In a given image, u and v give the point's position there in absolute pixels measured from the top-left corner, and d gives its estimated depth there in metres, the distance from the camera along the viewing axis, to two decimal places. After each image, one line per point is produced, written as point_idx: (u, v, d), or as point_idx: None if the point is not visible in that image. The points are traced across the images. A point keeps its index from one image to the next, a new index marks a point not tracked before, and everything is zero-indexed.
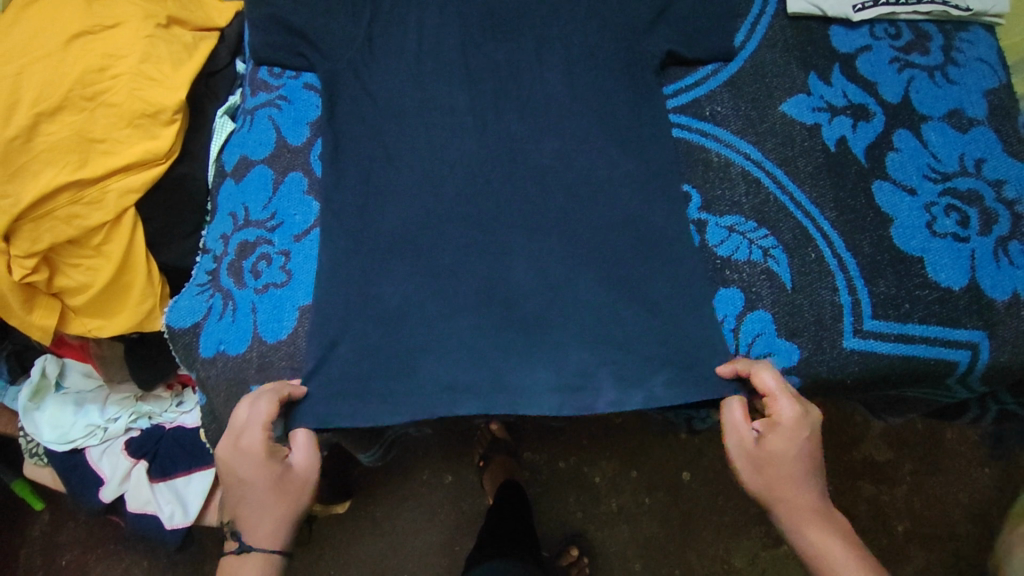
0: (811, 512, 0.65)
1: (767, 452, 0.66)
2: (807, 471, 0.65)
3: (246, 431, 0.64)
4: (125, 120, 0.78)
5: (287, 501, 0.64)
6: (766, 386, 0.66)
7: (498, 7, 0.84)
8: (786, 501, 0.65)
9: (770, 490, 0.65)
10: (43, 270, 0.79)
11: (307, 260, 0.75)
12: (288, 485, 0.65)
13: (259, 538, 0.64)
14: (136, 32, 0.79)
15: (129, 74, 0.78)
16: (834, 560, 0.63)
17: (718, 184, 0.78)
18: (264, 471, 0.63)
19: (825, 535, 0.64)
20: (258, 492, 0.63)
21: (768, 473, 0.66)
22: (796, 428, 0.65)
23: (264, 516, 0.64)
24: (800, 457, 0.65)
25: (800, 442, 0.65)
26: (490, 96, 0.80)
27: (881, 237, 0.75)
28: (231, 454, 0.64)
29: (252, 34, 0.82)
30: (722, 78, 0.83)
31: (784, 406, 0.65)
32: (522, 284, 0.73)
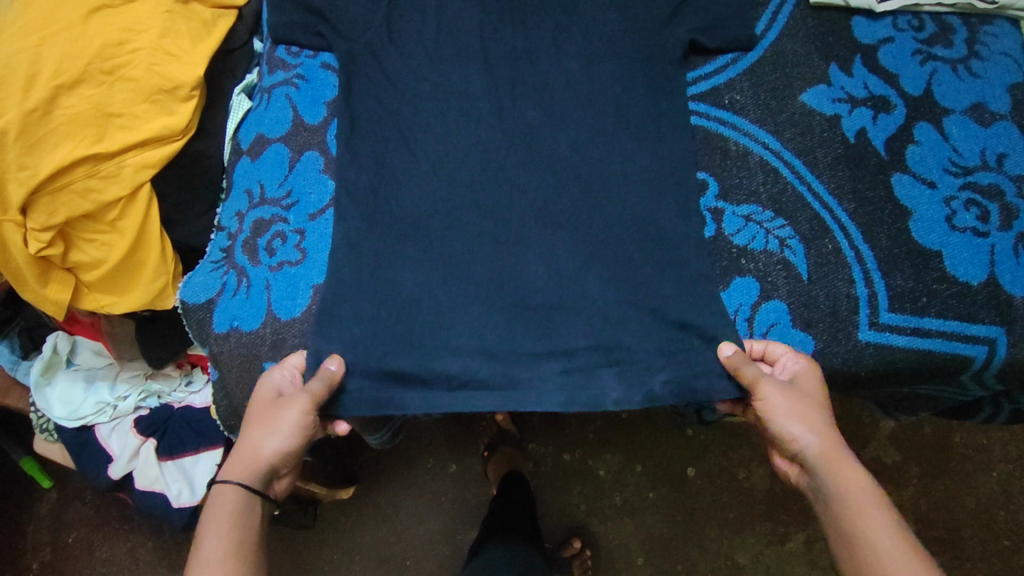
0: (843, 455, 0.63)
1: (797, 394, 0.65)
2: (826, 417, 0.65)
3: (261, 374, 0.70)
4: (143, 95, 0.78)
5: (269, 432, 0.64)
6: (785, 351, 0.68)
7: None
8: (809, 443, 0.64)
9: (797, 431, 0.64)
10: (58, 244, 0.80)
11: (321, 238, 0.74)
12: (275, 416, 0.65)
13: (233, 470, 0.64)
14: (155, 8, 0.79)
15: (148, 49, 0.78)
16: (867, 495, 0.61)
17: (735, 173, 0.77)
18: (258, 402, 0.66)
19: (858, 476, 0.62)
20: (250, 421, 0.66)
21: (800, 412, 0.64)
22: (817, 378, 0.66)
23: (249, 445, 0.65)
24: (822, 402, 0.66)
25: (818, 388, 0.66)
26: (508, 82, 0.81)
27: (899, 230, 0.74)
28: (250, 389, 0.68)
29: (272, 14, 0.82)
30: (742, 67, 0.83)
31: (806, 361, 0.67)
32: (537, 270, 0.73)
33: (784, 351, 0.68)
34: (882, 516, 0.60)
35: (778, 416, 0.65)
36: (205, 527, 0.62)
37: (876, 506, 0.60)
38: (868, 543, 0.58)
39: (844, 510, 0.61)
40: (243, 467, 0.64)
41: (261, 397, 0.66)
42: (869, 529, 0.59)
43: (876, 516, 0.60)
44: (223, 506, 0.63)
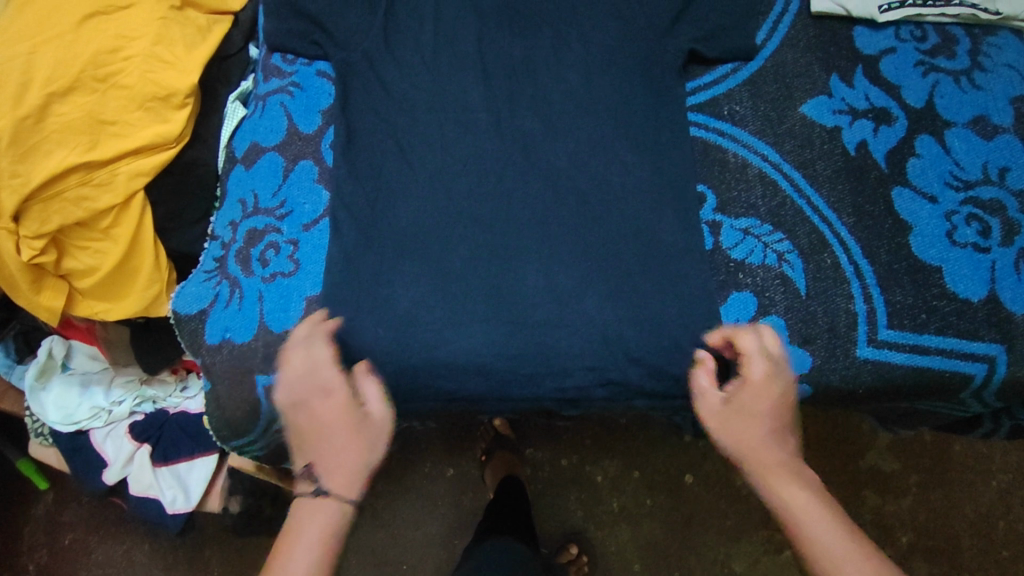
0: (780, 467, 0.66)
1: (735, 409, 0.67)
2: (787, 418, 0.67)
3: (310, 372, 0.67)
4: (136, 102, 0.76)
5: (370, 448, 0.67)
6: (749, 348, 0.68)
7: (518, 4, 0.84)
8: (763, 450, 0.66)
9: (754, 438, 0.66)
10: (51, 251, 0.79)
11: (315, 249, 0.73)
12: (370, 434, 0.67)
13: (336, 489, 0.64)
14: (149, 14, 0.78)
15: (141, 56, 0.76)
16: (806, 510, 0.63)
17: (734, 185, 0.76)
18: (347, 420, 0.66)
19: (794, 489, 0.64)
20: (338, 437, 0.66)
21: (733, 428, 0.67)
22: (763, 387, 0.67)
23: (343, 457, 0.65)
24: (785, 403, 0.67)
25: (781, 387, 0.67)
26: (505, 94, 0.81)
27: (899, 244, 0.73)
28: (319, 393, 0.66)
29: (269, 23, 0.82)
30: (742, 78, 0.82)
31: (755, 367, 0.67)
32: (533, 284, 0.72)
33: (744, 350, 0.68)
34: (833, 524, 0.62)
35: (717, 430, 0.68)
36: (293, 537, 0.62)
37: (828, 513, 0.63)
38: (820, 547, 0.61)
39: (795, 517, 0.63)
40: (337, 478, 0.65)
41: (348, 411, 0.67)
42: (825, 534, 0.61)
43: (828, 522, 0.62)
44: (319, 515, 0.63)
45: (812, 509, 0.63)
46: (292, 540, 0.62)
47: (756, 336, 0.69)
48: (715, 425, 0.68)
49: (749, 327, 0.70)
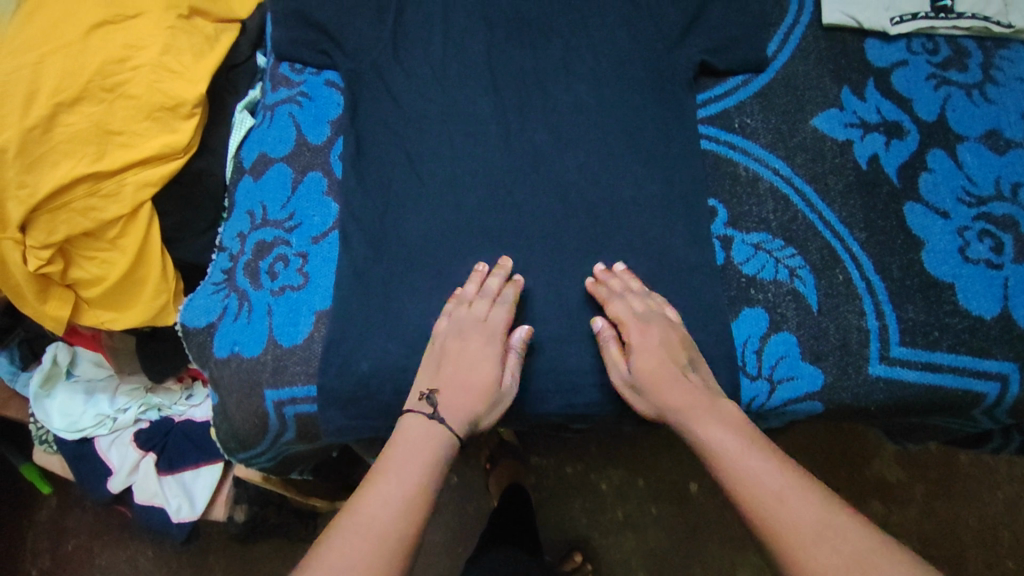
0: (698, 413, 0.62)
1: (638, 378, 0.66)
2: (680, 360, 0.66)
3: (481, 317, 0.68)
4: (144, 113, 0.76)
5: (492, 402, 0.65)
6: (622, 310, 0.68)
7: (527, 15, 0.84)
8: (671, 398, 0.63)
9: (659, 390, 0.64)
10: (58, 261, 0.79)
11: (325, 262, 0.73)
12: (501, 389, 0.66)
13: (450, 423, 0.62)
14: (158, 23, 0.77)
15: (149, 66, 0.75)
16: (732, 450, 0.59)
17: (745, 200, 0.76)
18: (490, 367, 0.66)
19: (719, 431, 0.60)
20: (468, 377, 0.65)
21: (645, 393, 0.65)
22: (646, 345, 0.66)
23: (465, 399, 0.64)
24: (670, 347, 0.66)
25: (660, 334, 0.67)
26: (515, 106, 0.80)
27: (911, 260, 0.73)
28: (476, 331, 0.67)
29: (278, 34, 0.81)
30: (753, 90, 0.81)
31: (630, 329, 0.67)
32: (543, 298, 0.72)
33: (618, 313, 0.68)
34: (764, 457, 0.58)
35: (638, 403, 0.66)
36: (400, 457, 0.59)
37: (747, 444, 0.59)
38: (757, 481, 0.56)
39: (720, 458, 0.58)
40: (453, 414, 0.63)
41: (493, 358, 0.67)
42: (758, 468, 0.57)
43: (755, 454, 0.57)
44: (429, 439, 0.61)
45: (739, 445, 0.59)
46: (391, 457, 0.59)
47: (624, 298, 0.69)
48: (630, 399, 0.67)
49: (616, 292, 0.70)
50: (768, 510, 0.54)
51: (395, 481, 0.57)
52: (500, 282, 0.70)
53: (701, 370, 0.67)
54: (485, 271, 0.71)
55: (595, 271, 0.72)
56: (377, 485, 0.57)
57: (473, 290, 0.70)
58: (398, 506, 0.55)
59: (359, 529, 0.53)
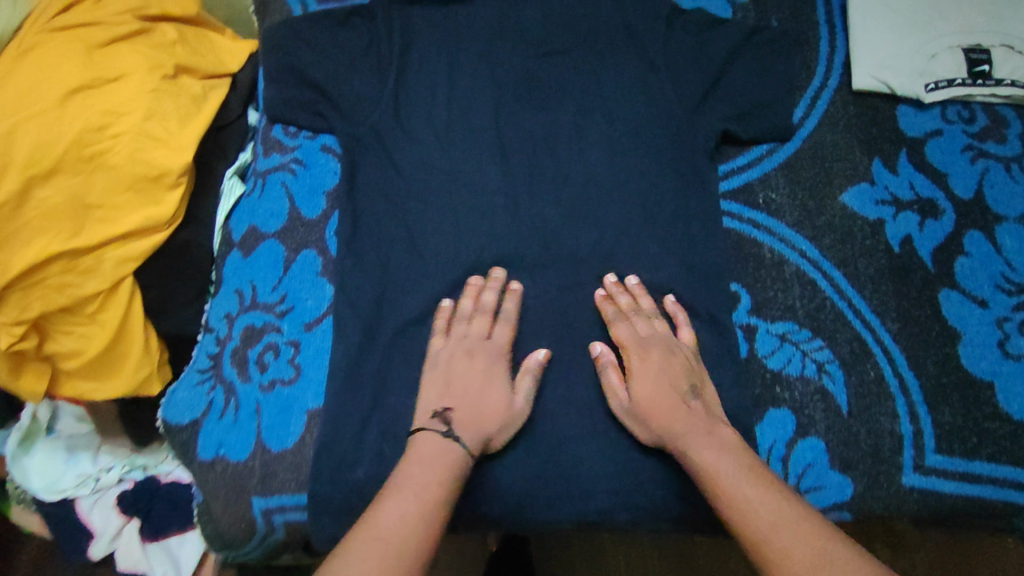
0: (691, 435, 0.59)
1: (638, 400, 0.63)
2: (681, 384, 0.63)
3: (484, 335, 0.67)
4: (124, 184, 0.70)
5: (504, 422, 0.63)
6: (625, 333, 0.67)
7: (536, 75, 0.79)
8: (667, 424, 0.61)
9: (657, 418, 0.62)
10: (32, 337, 0.72)
11: (317, 353, 0.68)
12: (511, 408, 0.64)
13: (466, 440, 0.60)
14: (140, 85, 0.70)
15: (130, 133, 0.69)
16: (722, 474, 0.56)
17: (770, 284, 0.71)
18: (501, 389, 0.64)
19: (711, 454, 0.58)
20: (481, 396, 0.63)
21: (645, 416, 0.63)
22: (647, 368, 0.64)
23: (479, 411, 0.62)
24: (672, 371, 0.64)
25: (661, 357, 0.65)
26: (523, 174, 0.75)
27: (947, 355, 0.68)
28: (477, 346, 0.66)
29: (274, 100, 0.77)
30: (778, 161, 0.76)
31: (631, 354, 0.65)
32: (552, 394, 0.68)
33: (618, 336, 0.67)
34: (760, 484, 0.55)
35: (636, 426, 0.64)
36: (406, 475, 0.56)
37: (741, 470, 0.56)
38: (750, 509, 0.53)
39: (717, 484, 0.55)
40: (470, 433, 0.60)
41: (501, 379, 0.65)
42: (752, 494, 0.54)
43: (745, 480, 0.55)
44: (439, 457, 0.58)
45: (734, 471, 0.56)
46: (408, 474, 0.56)
47: (627, 320, 0.68)
48: (631, 424, 0.64)
49: (620, 313, 0.68)
50: (763, 539, 0.51)
51: (412, 498, 0.54)
52: (496, 295, 0.68)
53: (704, 393, 0.64)
54: (480, 283, 0.69)
55: (605, 282, 0.70)
56: (391, 502, 0.53)
57: (470, 305, 0.68)
58: (416, 526, 0.52)
59: (373, 545, 0.50)
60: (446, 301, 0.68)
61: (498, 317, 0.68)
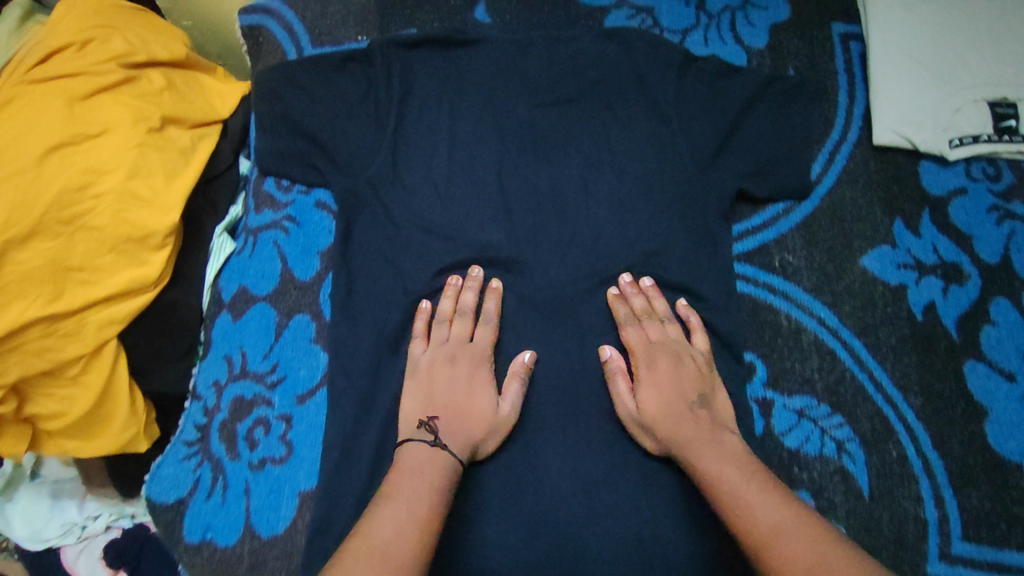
0: (698, 442, 0.58)
1: (646, 405, 0.62)
2: (689, 392, 0.62)
3: (465, 338, 0.66)
4: (108, 245, 0.66)
5: (491, 429, 0.62)
6: (635, 338, 0.66)
7: (542, 126, 0.75)
8: (672, 431, 0.60)
9: (664, 428, 0.61)
10: (10, 402, 0.67)
11: (310, 428, 0.64)
12: (497, 415, 0.62)
13: (454, 447, 0.59)
14: (124, 141, 0.66)
15: (114, 193, 0.65)
16: (728, 480, 0.55)
17: (787, 354, 0.68)
18: (485, 394, 0.63)
19: (717, 460, 0.56)
20: (465, 402, 0.62)
21: (652, 422, 0.62)
22: (657, 374, 0.64)
23: (464, 417, 0.61)
24: (681, 378, 0.63)
25: (670, 363, 0.64)
26: (527, 233, 0.71)
27: (972, 433, 0.65)
28: (460, 350, 0.65)
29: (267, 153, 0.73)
30: (795, 220, 0.73)
31: (641, 360, 0.65)
32: (559, 472, 0.64)
33: (629, 341, 0.66)
34: (766, 489, 0.53)
35: (642, 432, 0.63)
36: (396, 485, 0.54)
37: (747, 477, 0.54)
38: (751, 515, 0.51)
39: (719, 492, 0.54)
40: (456, 440, 0.59)
41: (484, 384, 0.64)
42: (753, 499, 0.52)
43: (752, 485, 0.53)
44: (428, 467, 0.56)
45: (738, 478, 0.54)
46: (398, 483, 0.55)
47: (638, 323, 0.67)
48: (638, 431, 0.63)
49: (631, 316, 0.67)
50: (764, 544, 0.49)
51: (404, 506, 0.52)
52: (475, 295, 0.68)
53: (713, 401, 0.63)
54: (459, 283, 0.68)
55: (619, 282, 0.69)
56: (383, 513, 0.52)
57: (449, 307, 0.67)
58: (411, 535, 0.51)
59: (370, 558, 0.48)
60: (424, 303, 0.67)
61: (478, 319, 0.67)
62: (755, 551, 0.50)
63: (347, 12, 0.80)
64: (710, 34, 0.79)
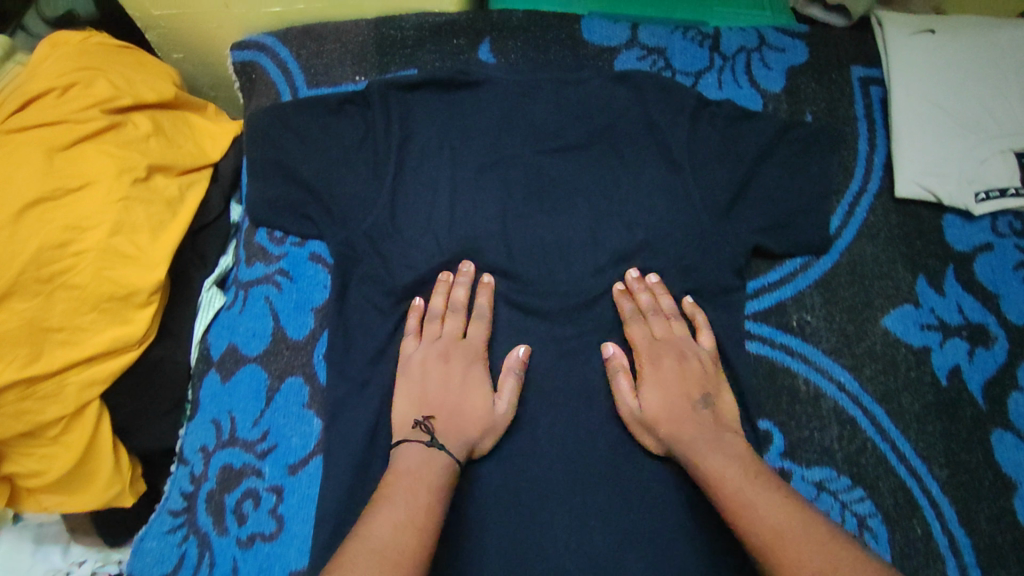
0: (700, 442, 0.58)
1: (650, 404, 0.62)
2: (692, 391, 0.62)
3: (458, 335, 0.65)
4: (89, 304, 0.62)
5: (486, 428, 0.61)
6: (639, 335, 0.66)
7: (548, 174, 0.72)
8: (676, 430, 0.60)
9: (666, 427, 0.60)
10: None
11: (302, 501, 0.61)
12: (492, 413, 0.62)
13: (450, 446, 0.58)
14: (107, 194, 0.63)
15: (96, 251, 0.61)
16: (730, 481, 0.55)
17: (805, 421, 0.64)
18: (480, 392, 0.62)
19: (719, 459, 0.56)
20: (459, 401, 0.61)
21: (654, 421, 0.61)
22: (662, 375, 0.63)
23: (459, 414, 0.61)
24: (685, 378, 0.63)
25: (674, 363, 0.64)
26: (532, 289, 0.68)
27: (1001, 508, 0.61)
28: (452, 347, 0.64)
29: (260, 203, 0.70)
30: (813, 277, 0.69)
31: (646, 359, 0.65)
32: (565, 549, 0.61)
33: (633, 338, 0.66)
34: (768, 489, 0.53)
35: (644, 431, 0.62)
36: (392, 487, 0.54)
37: (750, 477, 0.55)
38: (754, 515, 0.51)
39: (719, 491, 0.54)
40: (452, 439, 0.59)
41: (478, 382, 0.63)
42: (756, 498, 0.53)
43: (754, 486, 0.53)
44: (425, 466, 0.56)
45: (741, 477, 0.55)
46: (394, 484, 0.54)
47: (643, 320, 0.67)
48: (639, 429, 0.62)
49: (636, 312, 0.67)
50: (769, 543, 0.50)
51: (402, 506, 0.52)
52: (468, 291, 0.67)
53: (716, 401, 0.62)
54: (451, 279, 0.67)
55: (627, 277, 0.68)
56: (381, 515, 0.51)
57: (441, 304, 0.66)
58: (411, 535, 0.50)
59: (370, 561, 0.48)
60: (416, 299, 0.66)
61: (471, 315, 0.66)
62: (760, 550, 0.50)
63: (344, 50, 0.76)
64: (724, 77, 0.75)
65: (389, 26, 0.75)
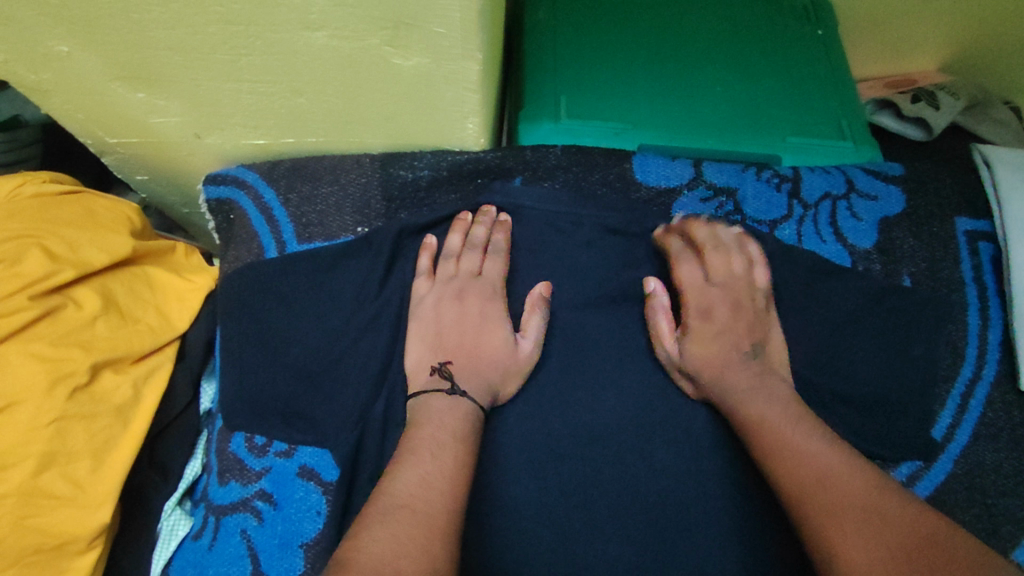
0: (746, 389, 0.52)
1: (695, 347, 0.55)
2: (740, 336, 0.55)
3: (475, 274, 0.59)
4: (7, 557, 0.47)
5: (508, 372, 0.55)
6: (688, 273, 0.58)
7: (595, 351, 0.58)
8: (721, 378, 0.54)
9: (710, 373, 0.54)
10: None
11: None
12: (515, 357, 0.55)
13: (471, 390, 0.52)
14: (35, 417, 0.48)
15: (17, 495, 0.47)
16: (776, 425, 0.49)
17: None
18: (500, 333, 0.55)
19: (765, 405, 0.50)
20: (475, 342, 0.55)
21: (695, 363, 0.55)
22: (710, 317, 0.57)
23: (476, 353, 0.54)
24: (734, 322, 0.56)
25: (726, 303, 0.57)
26: (580, 508, 0.54)
27: None
28: (470, 280, 0.58)
29: (243, 397, 0.57)
30: (923, 492, 0.56)
31: (692, 297, 0.57)
32: None
33: (681, 276, 0.58)
34: (817, 434, 0.47)
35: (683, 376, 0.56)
36: (412, 444, 0.47)
37: (799, 423, 0.48)
38: (797, 463, 0.45)
39: (763, 436, 0.48)
40: (471, 381, 0.53)
41: (498, 319, 0.57)
42: (801, 443, 0.46)
43: (806, 436, 0.47)
44: (445, 410, 0.50)
45: (784, 421, 0.49)
46: (419, 434, 0.48)
47: (693, 256, 0.59)
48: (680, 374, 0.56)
49: (687, 248, 0.59)
50: (808, 494, 0.43)
51: (429, 456, 0.45)
52: (487, 230, 0.60)
53: (768, 346, 0.56)
54: (470, 219, 0.61)
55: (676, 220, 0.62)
56: (406, 468, 0.45)
57: (458, 242, 0.60)
58: (439, 491, 0.43)
59: (401, 517, 0.40)
60: (429, 238, 0.60)
61: (487, 252, 0.60)
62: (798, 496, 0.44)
63: (344, 194, 0.63)
64: (804, 227, 0.63)
65: (398, 165, 0.62)
